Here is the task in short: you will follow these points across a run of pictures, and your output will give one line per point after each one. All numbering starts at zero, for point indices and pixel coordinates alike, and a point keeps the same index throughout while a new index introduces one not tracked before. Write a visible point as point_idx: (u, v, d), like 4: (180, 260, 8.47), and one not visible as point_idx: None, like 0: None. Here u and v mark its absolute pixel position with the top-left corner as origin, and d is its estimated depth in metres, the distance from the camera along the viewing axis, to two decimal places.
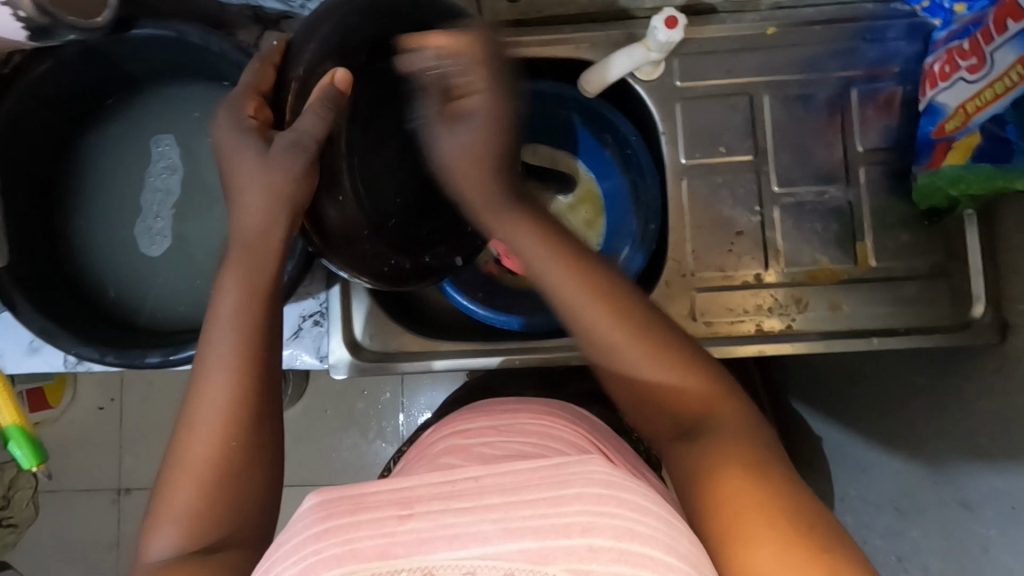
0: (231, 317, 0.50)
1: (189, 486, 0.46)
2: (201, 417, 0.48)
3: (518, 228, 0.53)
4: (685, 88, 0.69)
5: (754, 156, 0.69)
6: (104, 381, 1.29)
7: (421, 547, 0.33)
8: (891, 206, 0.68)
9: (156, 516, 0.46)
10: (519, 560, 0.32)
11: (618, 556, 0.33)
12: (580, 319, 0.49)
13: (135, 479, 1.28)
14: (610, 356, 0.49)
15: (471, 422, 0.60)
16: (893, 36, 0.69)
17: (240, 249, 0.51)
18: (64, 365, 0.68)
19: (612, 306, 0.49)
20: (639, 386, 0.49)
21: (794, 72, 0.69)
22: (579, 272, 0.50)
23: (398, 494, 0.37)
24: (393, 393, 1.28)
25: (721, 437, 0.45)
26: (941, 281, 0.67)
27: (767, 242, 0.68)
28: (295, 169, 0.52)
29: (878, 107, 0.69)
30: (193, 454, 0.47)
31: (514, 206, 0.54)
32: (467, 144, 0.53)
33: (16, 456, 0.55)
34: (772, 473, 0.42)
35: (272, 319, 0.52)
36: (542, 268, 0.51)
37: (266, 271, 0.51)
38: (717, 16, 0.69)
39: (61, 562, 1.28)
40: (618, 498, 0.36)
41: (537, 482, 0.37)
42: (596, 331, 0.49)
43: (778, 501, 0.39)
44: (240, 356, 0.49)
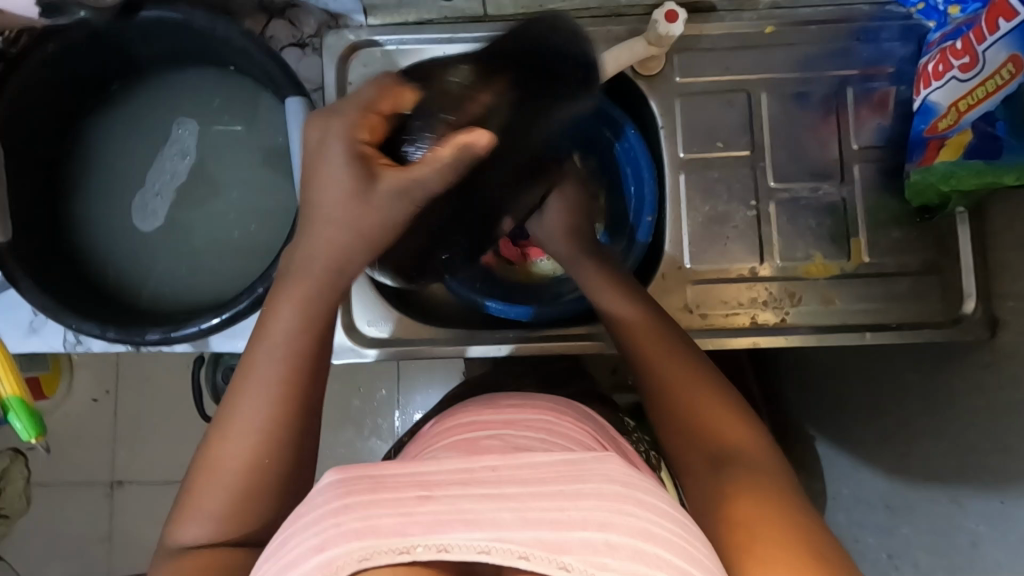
0: (291, 334, 0.48)
1: (224, 496, 0.46)
2: (240, 428, 0.47)
3: (602, 288, 0.65)
4: (684, 84, 0.70)
5: (751, 152, 0.70)
6: (99, 374, 1.29)
7: (438, 526, 0.34)
8: (883, 203, 0.69)
9: (186, 511, 0.47)
10: (537, 547, 0.33)
11: (634, 554, 0.34)
12: (638, 347, 0.59)
13: (128, 473, 1.27)
14: (652, 378, 0.56)
15: (474, 417, 0.60)
16: (887, 37, 0.70)
17: (301, 284, 0.48)
18: (64, 345, 0.69)
19: (666, 346, 0.58)
20: (677, 407, 0.53)
21: (790, 70, 0.70)
22: (653, 328, 0.60)
23: (416, 477, 0.38)
24: (389, 390, 1.29)
25: (743, 469, 0.47)
26: (932, 277, 0.68)
27: (762, 236, 0.69)
28: (394, 220, 0.45)
29: (872, 107, 0.70)
30: (228, 463, 0.47)
31: (585, 259, 0.68)
32: (557, 216, 0.69)
33: (15, 428, 0.53)
34: (783, 496, 0.44)
35: (328, 343, 0.49)
36: (602, 296, 0.64)
37: (327, 302, 0.48)
38: (716, 14, 0.71)
39: (51, 556, 1.27)
40: (635, 497, 0.38)
41: (553, 475, 0.39)
42: (646, 358, 0.58)
43: (787, 519, 0.42)
44: (290, 381, 0.47)
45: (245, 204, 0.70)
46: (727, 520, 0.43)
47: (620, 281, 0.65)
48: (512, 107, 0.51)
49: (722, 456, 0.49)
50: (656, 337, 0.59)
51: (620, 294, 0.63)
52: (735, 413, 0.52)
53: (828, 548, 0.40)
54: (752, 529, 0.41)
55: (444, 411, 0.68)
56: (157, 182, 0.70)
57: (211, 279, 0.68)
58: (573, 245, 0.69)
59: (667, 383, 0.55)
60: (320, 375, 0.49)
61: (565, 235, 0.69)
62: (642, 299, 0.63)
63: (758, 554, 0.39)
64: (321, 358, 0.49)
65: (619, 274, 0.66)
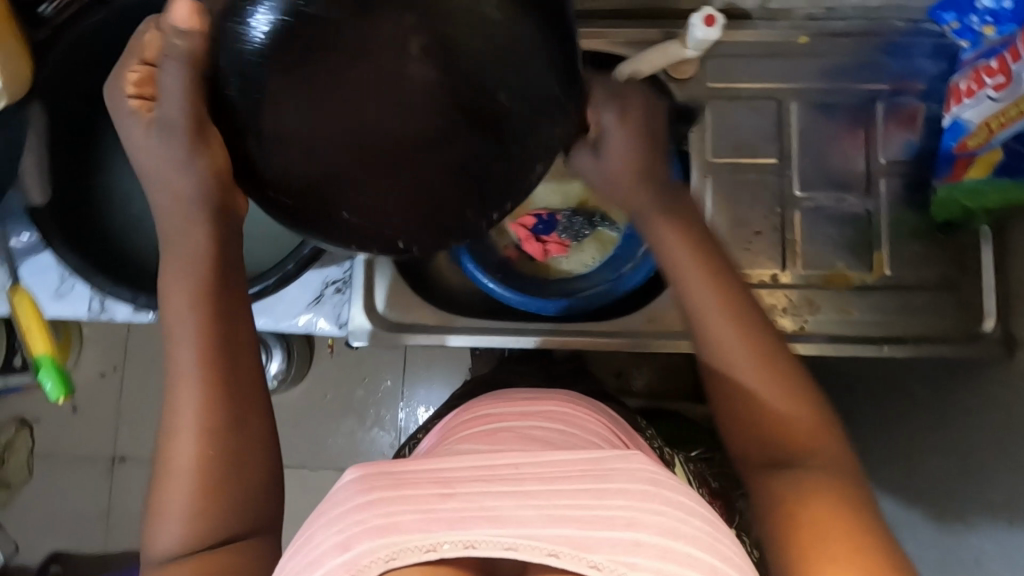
0: (193, 316, 0.49)
1: (184, 488, 0.47)
2: (179, 419, 0.48)
3: (670, 228, 0.56)
4: (714, 89, 0.71)
5: (778, 160, 0.70)
6: (109, 349, 1.30)
7: (460, 523, 0.35)
8: (906, 217, 0.69)
9: (158, 513, 0.48)
10: (565, 545, 0.34)
11: (660, 553, 0.34)
12: (715, 334, 0.53)
13: (131, 449, 1.28)
14: (721, 366, 0.53)
15: (494, 408, 0.60)
16: (919, 54, 0.70)
17: (195, 257, 0.49)
18: (88, 311, 0.69)
19: (752, 335, 0.53)
20: (750, 402, 0.52)
21: (820, 81, 0.71)
22: (737, 318, 0.53)
23: (435, 474, 0.39)
24: (394, 382, 1.29)
25: (814, 473, 0.48)
26: (950, 294, 0.68)
27: (786, 243, 0.69)
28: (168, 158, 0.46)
29: (901, 121, 0.70)
30: (178, 457, 0.48)
31: (656, 206, 0.57)
32: (622, 157, 0.56)
33: (44, 387, 0.53)
34: (856, 500, 0.46)
35: (235, 312, 0.51)
36: (682, 270, 0.55)
37: (203, 279, 0.49)
38: (750, 21, 0.72)
39: (48, 527, 1.28)
40: (661, 495, 0.38)
41: (578, 475, 0.39)
42: (726, 344, 0.53)
43: (859, 524, 0.43)
44: (205, 359, 0.49)
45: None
46: (790, 532, 0.44)
47: (709, 254, 0.56)
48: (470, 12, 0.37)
49: (798, 454, 0.49)
50: (741, 323, 0.53)
51: (702, 270, 0.55)
52: (814, 408, 0.51)
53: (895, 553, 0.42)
54: (822, 537, 0.43)
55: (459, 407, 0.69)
56: None
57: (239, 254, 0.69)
58: (645, 192, 0.57)
59: (746, 382, 0.52)
60: (237, 331, 0.51)
61: (630, 180, 0.57)
62: (737, 292, 0.54)
63: (825, 560, 0.41)
64: (235, 315, 0.51)
65: (700, 228, 0.57)
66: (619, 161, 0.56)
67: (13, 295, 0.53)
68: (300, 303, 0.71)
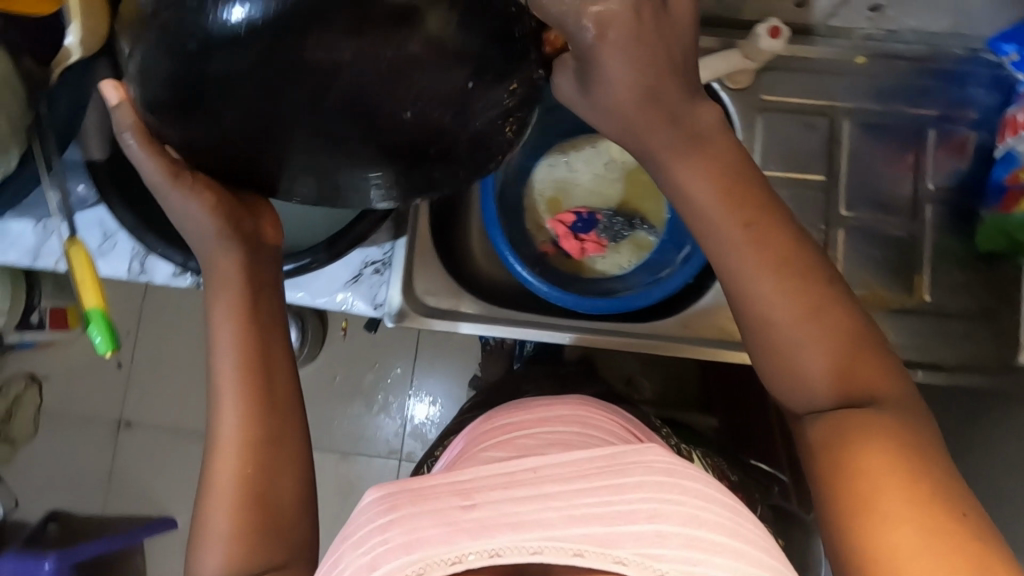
0: (235, 350, 0.53)
1: (225, 509, 0.51)
2: (225, 446, 0.52)
3: (697, 175, 0.45)
4: (767, 102, 0.71)
5: (827, 177, 0.70)
6: (124, 313, 1.29)
7: (486, 532, 0.34)
8: (949, 244, 0.69)
9: (203, 531, 0.51)
10: (589, 543, 0.34)
11: (687, 542, 0.35)
12: (753, 296, 0.46)
13: (137, 414, 1.29)
14: (766, 331, 0.46)
15: (508, 417, 0.60)
16: (975, 82, 0.70)
17: (230, 282, 0.53)
18: (128, 272, 0.70)
19: (790, 290, 0.45)
20: (793, 361, 0.46)
21: (873, 103, 0.71)
22: (774, 264, 0.45)
23: (457, 486, 0.39)
24: (404, 369, 1.29)
25: (871, 418, 0.44)
26: (988, 323, 0.68)
27: (828, 260, 0.69)
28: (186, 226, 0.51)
29: (950, 149, 0.71)
30: (224, 485, 0.52)
31: (678, 146, 0.45)
32: (630, 81, 0.42)
33: (94, 341, 0.53)
34: (917, 441, 0.43)
35: (274, 346, 0.55)
36: (711, 225, 0.45)
37: (248, 320, 0.53)
38: (810, 37, 0.71)
39: (48, 485, 1.28)
40: (680, 485, 0.38)
41: (594, 471, 0.39)
42: (766, 309, 0.45)
43: (920, 472, 0.41)
44: (248, 392, 0.53)
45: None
46: (846, 489, 0.42)
47: (742, 197, 0.45)
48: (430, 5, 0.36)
49: (851, 396, 0.46)
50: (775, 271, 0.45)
51: (730, 216, 0.45)
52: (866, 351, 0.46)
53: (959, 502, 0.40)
54: (881, 492, 0.41)
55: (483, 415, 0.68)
56: None
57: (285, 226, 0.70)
58: (662, 123, 0.44)
59: (791, 337, 0.45)
60: (273, 356, 0.54)
61: (645, 114, 0.43)
62: (772, 236, 0.45)
63: (888, 519, 0.40)
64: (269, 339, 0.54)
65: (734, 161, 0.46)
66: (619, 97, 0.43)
67: (70, 250, 0.55)
68: (337, 280, 0.71)
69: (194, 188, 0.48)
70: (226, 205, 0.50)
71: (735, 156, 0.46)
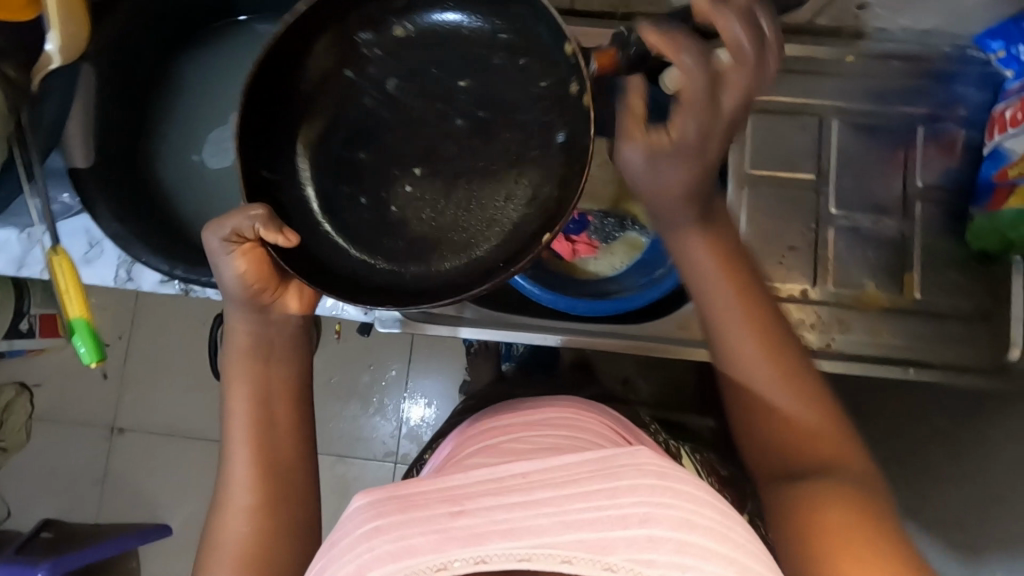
0: (250, 412, 0.55)
1: (235, 548, 0.52)
2: (235, 496, 0.53)
3: (699, 245, 0.52)
4: (758, 101, 0.71)
5: (817, 177, 0.70)
6: (115, 318, 1.28)
7: (475, 540, 0.34)
8: (942, 245, 0.70)
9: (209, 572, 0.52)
10: (579, 549, 0.33)
11: (678, 547, 0.34)
12: (731, 347, 0.52)
13: (130, 420, 1.27)
14: (748, 396, 0.52)
15: (499, 420, 0.60)
16: (963, 80, 0.70)
17: (242, 349, 0.55)
18: (115, 280, 0.69)
19: (779, 352, 0.51)
20: (771, 423, 0.51)
21: (864, 102, 0.71)
22: (761, 335, 0.51)
23: (446, 492, 0.39)
24: (399, 371, 1.29)
25: (831, 483, 0.47)
26: (982, 325, 0.67)
27: (818, 260, 0.70)
28: (235, 313, 0.55)
29: (941, 148, 0.71)
30: (233, 538, 0.52)
31: (693, 221, 0.51)
32: (677, 176, 0.49)
33: (78, 351, 0.54)
34: (872, 503, 0.45)
35: (295, 406, 0.56)
36: (704, 281, 0.52)
37: (269, 382, 0.55)
38: (800, 36, 0.71)
39: (42, 491, 1.27)
40: (670, 488, 0.38)
41: (585, 476, 0.39)
42: (745, 367, 0.51)
43: (876, 523, 0.44)
44: (261, 448, 0.54)
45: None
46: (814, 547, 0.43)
47: (736, 272, 0.52)
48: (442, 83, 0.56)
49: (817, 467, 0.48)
50: (764, 341, 0.51)
51: (725, 287, 0.52)
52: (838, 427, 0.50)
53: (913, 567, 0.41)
54: (843, 542, 0.43)
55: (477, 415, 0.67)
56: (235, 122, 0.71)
57: None
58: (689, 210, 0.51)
59: (771, 404, 0.51)
60: (277, 384, 0.56)
61: (685, 205, 0.50)
62: (756, 308, 0.52)
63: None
64: (272, 371, 0.56)
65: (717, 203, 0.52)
66: (670, 155, 0.48)
67: (53, 259, 0.53)
68: None
69: (241, 254, 0.52)
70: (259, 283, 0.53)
71: (732, 237, 0.53)
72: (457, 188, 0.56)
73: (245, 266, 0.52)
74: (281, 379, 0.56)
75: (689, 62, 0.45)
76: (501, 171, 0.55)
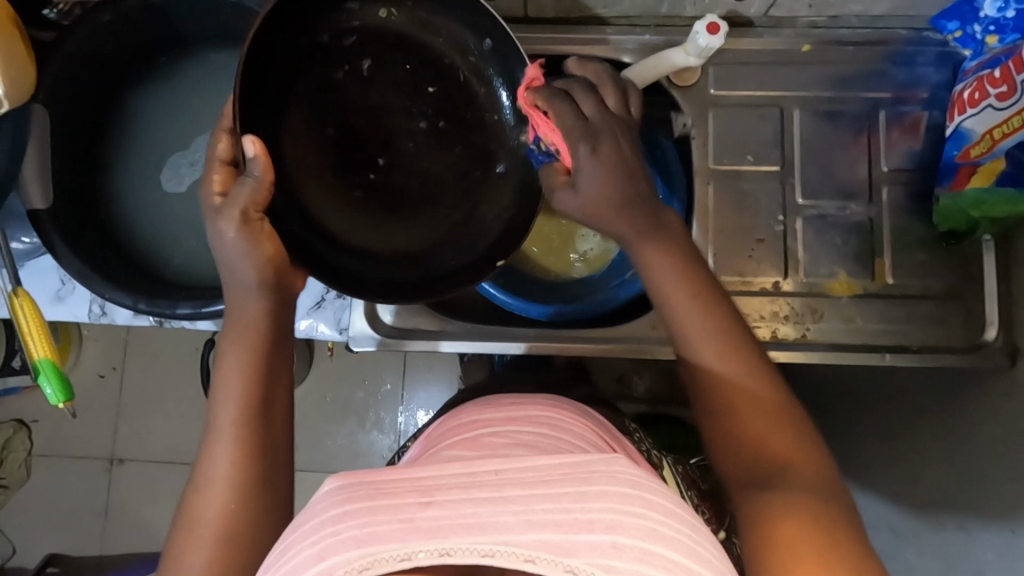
0: (238, 398, 0.54)
1: (202, 562, 0.50)
2: (204, 506, 0.52)
3: (658, 258, 0.55)
4: (718, 96, 0.71)
5: (781, 167, 0.70)
6: (106, 350, 1.28)
7: (440, 532, 0.32)
8: (912, 228, 0.69)
9: (174, 567, 0.51)
10: (543, 549, 0.32)
11: (641, 556, 0.32)
12: (700, 359, 0.54)
13: (128, 450, 1.27)
14: (713, 406, 0.53)
15: (476, 414, 0.57)
16: (923, 62, 0.70)
17: (248, 326, 0.56)
18: (88, 315, 0.69)
19: (752, 376, 0.53)
20: (737, 433, 0.52)
21: (824, 89, 0.71)
22: (716, 327, 0.54)
23: (419, 482, 0.36)
24: (393, 385, 1.29)
25: (790, 491, 0.46)
26: (957, 303, 0.68)
27: (788, 251, 0.70)
28: (250, 301, 0.57)
29: (904, 130, 0.70)
30: (200, 555, 0.51)
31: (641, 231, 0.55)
32: (598, 184, 0.53)
33: (45, 392, 0.55)
34: (834, 516, 0.43)
35: (273, 390, 0.56)
36: (670, 298, 0.54)
37: (263, 365, 0.56)
38: (754, 29, 0.71)
39: (45, 527, 1.27)
40: (642, 498, 0.36)
41: (557, 478, 0.36)
42: (711, 375, 0.53)
43: (836, 533, 0.41)
44: (241, 439, 0.53)
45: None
46: (767, 551, 0.42)
47: (693, 273, 0.55)
48: (414, 82, 0.67)
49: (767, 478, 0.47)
50: (716, 335, 0.53)
51: (681, 286, 0.54)
52: (800, 440, 0.50)
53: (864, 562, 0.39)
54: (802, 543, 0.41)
55: (444, 416, 0.68)
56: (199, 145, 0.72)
57: None
58: (632, 217, 0.54)
59: (741, 422, 0.52)
60: (274, 372, 0.56)
61: (613, 207, 0.54)
62: (741, 349, 0.53)
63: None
64: (278, 357, 0.57)
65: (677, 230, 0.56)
66: (587, 214, 0.55)
67: (14, 301, 0.54)
68: (302, 307, 0.72)
69: (259, 234, 0.56)
70: (274, 263, 0.56)
71: (686, 249, 0.56)
72: (432, 191, 0.67)
73: (263, 246, 0.56)
74: (280, 368, 0.57)
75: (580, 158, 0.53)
76: (456, 172, 0.67)
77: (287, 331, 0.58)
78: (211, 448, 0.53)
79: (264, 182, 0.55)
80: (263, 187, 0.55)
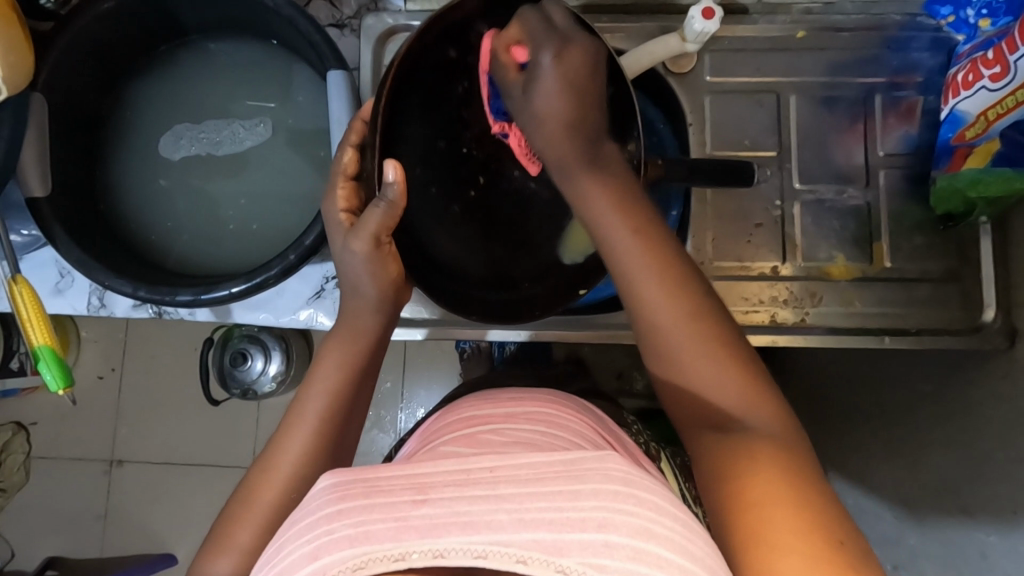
0: (327, 395, 0.56)
1: (231, 554, 0.51)
2: (255, 497, 0.53)
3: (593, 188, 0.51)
4: (714, 84, 0.71)
5: (778, 152, 0.71)
6: (106, 350, 1.28)
7: (432, 531, 0.31)
8: (908, 211, 0.70)
9: (216, 544, 0.52)
10: (535, 550, 0.31)
11: (632, 555, 0.31)
12: (643, 298, 0.49)
13: (127, 451, 1.26)
14: (663, 342, 0.49)
15: (477, 410, 0.56)
16: (917, 47, 0.71)
17: (351, 334, 0.58)
18: (87, 307, 0.69)
19: (693, 314, 0.48)
20: (692, 379, 0.48)
21: (819, 75, 0.71)
22: (660, 264, 0.49)
23: (413, 479, 0.35)
24: (394, 383, 1.28)
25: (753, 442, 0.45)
26: (952, 285, 0.69)
27: (787, 236, 0.70)
28: (365, 323, 0.58)
29: (900, 115, 0.71)
30: (235, 540, 0.51)
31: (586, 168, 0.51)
32: (557, 100, 0.50)
33: (45, 378, 0.55)
34: (801, 470, 0.42)
35: (361, 392, 0.58)
36: (602, 223, 0.50)
37: (361, 368, 0.57)
38: (750, 16, 0.72)
39: (45, 531, 1.26)
40: (635, 496, 0.35)
41: (551, 475, 0.36)
42: (654, 314, 0.49)
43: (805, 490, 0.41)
44: (318, 436, 0.55)
45: (258, 193, 0.73)
46: (738, 514, 0.41)
47: (633, 214, 0.50)
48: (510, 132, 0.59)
49: (728, 423, 0.46)
50: (664, 283, 0.49)
51: (634, 243, 0.49)
52: (750, 382, 0.47)
53: (841, 524, 0.39)
54: (769, 518, 0.39)
55: (441, 410, 0.67)
56: (205, 132, 0.74)
57: (243, 248, 0.71)
58: (576, 145, 0.51)
59: (690, 362, 0.48)
60: (370, 372, 0.58)
61: (563, 136, 0.51)
62: (679, 282, 0.49)
63: (776, 547, 0.38)
64: (373, 366, 0.59)
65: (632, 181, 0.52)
66: (542, 113, 0.50)
67: (13, 288, 0.55)
68: (301, 297, 0.71)
69: (386, 258, 0.55)
70: (395, 282, 0.57)
71: (627, 180, 0.52)
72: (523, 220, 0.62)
73: (379, 279, 0.56)
74: (371, 372, 0.59)
75: (546, 58, 0.50)
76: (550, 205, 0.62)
77: (386, 343, 0.60)
78: (286, 437, 0.55)
79: (400, 202, 0.52)
80: (397, 209, 0.52)
